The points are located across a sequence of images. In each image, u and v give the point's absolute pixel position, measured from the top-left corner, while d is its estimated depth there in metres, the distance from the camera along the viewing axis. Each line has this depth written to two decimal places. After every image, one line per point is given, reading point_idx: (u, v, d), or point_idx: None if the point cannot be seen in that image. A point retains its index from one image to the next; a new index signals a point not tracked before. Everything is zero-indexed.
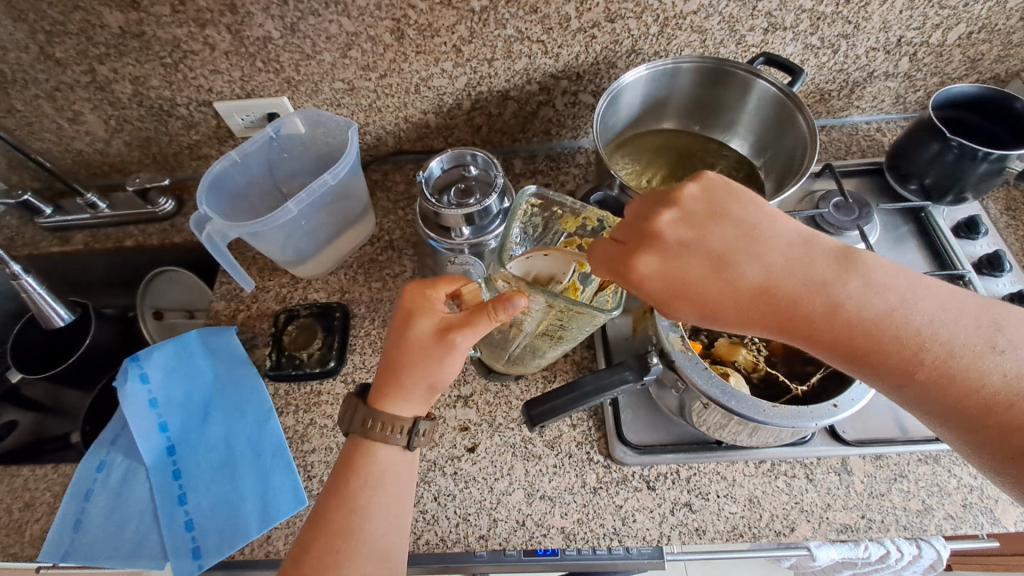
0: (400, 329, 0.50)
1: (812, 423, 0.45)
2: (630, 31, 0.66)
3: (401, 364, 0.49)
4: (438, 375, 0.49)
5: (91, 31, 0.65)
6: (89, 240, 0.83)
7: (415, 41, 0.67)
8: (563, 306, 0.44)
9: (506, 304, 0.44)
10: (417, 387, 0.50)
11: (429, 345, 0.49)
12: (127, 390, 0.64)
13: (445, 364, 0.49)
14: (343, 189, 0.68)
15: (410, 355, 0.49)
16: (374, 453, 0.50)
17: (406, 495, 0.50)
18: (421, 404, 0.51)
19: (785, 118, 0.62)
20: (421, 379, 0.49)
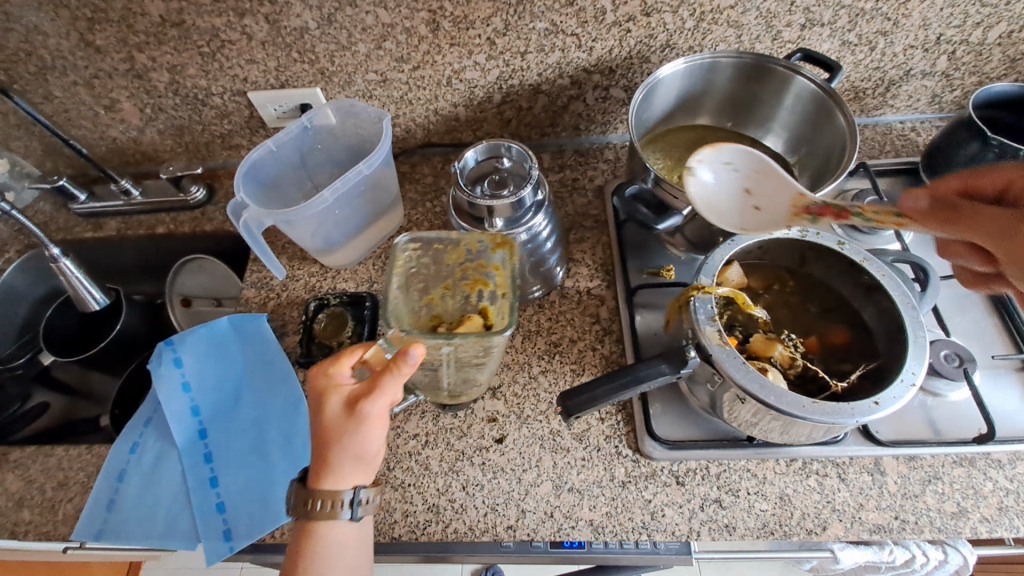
0: (314, 410, 0.50)
1: (853, 420, 0.44)
2: (665, 25, 0.66)
3: (323, 443, 0.49)
4: (362, 445, 0.48)
5: (132, 19, 0.66)
6: (121, 227, 0.85)
7: (449, 33, 0.67)
8: (458, 340, 0.46)
9: (403, 361, 0.44)
10: (348, 460, 0.49)
11: (341, 420, 0.48)
12: (162, 373, 0.65)
13: (368, 430, 0.48)
14: (374, 179, 0.68)
15: (329, 437, 0.48)
16: (322, 524, 0.49)
17: (361, 554, 0.51)
18: (356, 474, 0.50)
19: (821, 115, 0.62)
20: (348, 452, 0.48)
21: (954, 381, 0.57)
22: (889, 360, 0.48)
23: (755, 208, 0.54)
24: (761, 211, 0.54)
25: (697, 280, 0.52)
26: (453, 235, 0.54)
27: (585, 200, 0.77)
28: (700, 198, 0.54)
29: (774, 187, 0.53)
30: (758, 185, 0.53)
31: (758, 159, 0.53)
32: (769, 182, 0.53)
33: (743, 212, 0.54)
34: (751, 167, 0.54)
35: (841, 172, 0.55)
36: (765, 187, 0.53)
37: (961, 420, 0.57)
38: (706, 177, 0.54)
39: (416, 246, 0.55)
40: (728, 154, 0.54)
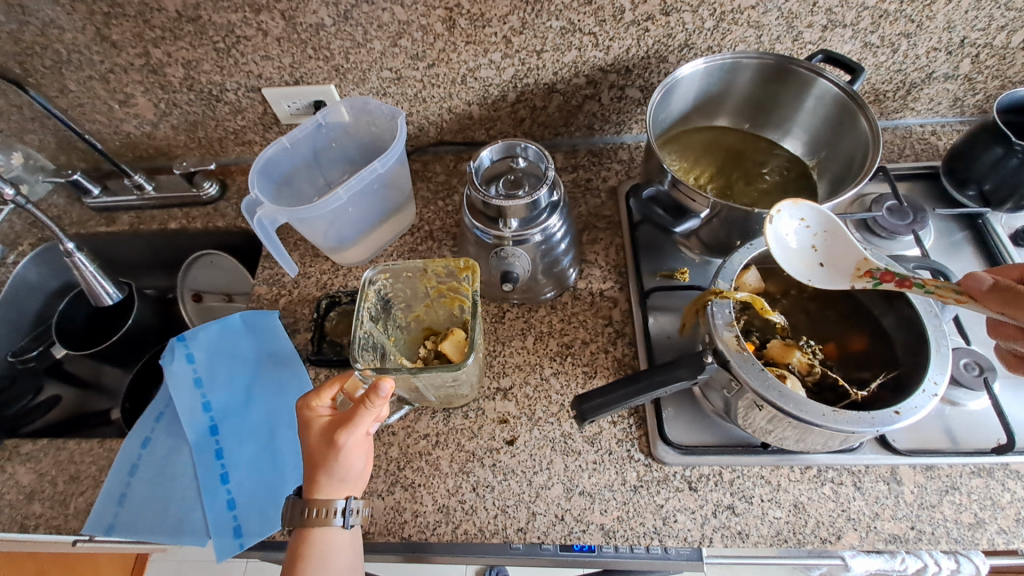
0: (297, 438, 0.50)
1: (874, 429, 0.43)
2: (684, 25, 0.65)
3: (308, 467, 0.49)
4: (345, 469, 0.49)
5: (148, 14, 0.66)
6: (134, 222, 0.85)
7: (466, 31, 0.66)
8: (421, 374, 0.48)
9: (374, 394, 0.45)
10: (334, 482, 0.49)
11: (324, 445, 0.48)
12: (174, 369, 0.65)
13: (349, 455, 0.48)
14: (387, 177, 0.68)
15: (313, 461, 0.49)
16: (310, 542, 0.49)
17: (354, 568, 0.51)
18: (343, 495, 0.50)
19: (841, 117, 0.61)
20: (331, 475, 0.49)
21: (974, 390, 0.56)
22: (910, 368, 0.47)
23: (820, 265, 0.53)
24: (826, 267, 0.53)
25: (715, 285, 0.51)
26: (416, 265, 0.51)
27: (599, 201, 0.77)
28: (777, 250, 0.52)
29: (841, 247, 0.52)
30: (828, 245, 0.53)
31: (835, 219, 0.52)
32: (839, 244, 0.52)
33: (808, 265, 0.53)
34: (824, 227, 0.53)
35: (864, 176, 0.54)
36: (834, 247, 0.53)
37: (981, 430, 0.56)
38: (781, 229, 0.52)
39: (385, 275, 0.52)
40: (803, 209, 0.53)
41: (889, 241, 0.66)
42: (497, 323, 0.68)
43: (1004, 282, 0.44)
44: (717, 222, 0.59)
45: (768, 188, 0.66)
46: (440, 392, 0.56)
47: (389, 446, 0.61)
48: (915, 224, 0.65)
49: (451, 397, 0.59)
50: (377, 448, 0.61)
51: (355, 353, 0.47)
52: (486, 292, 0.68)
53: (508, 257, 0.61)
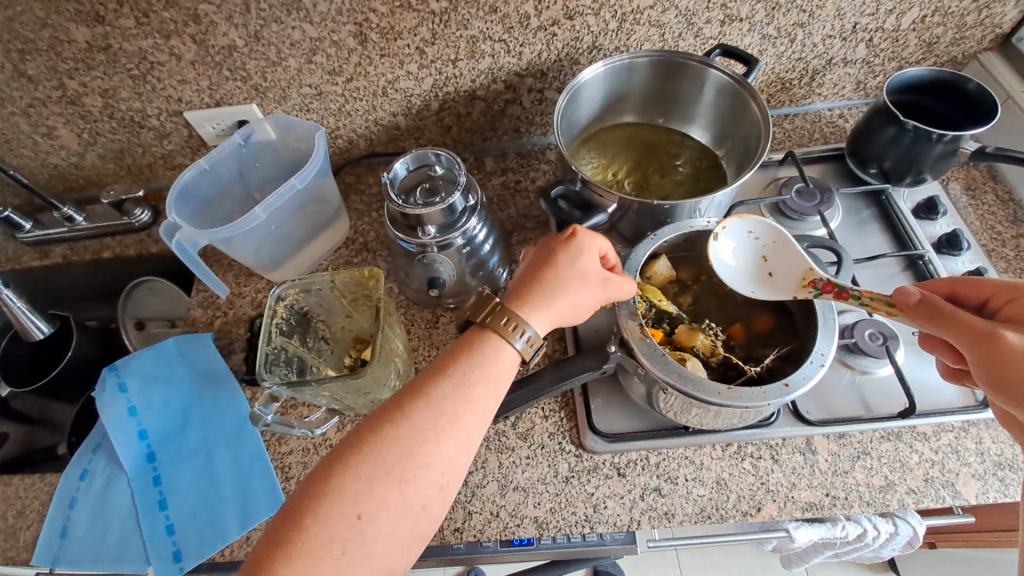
0: None
1: (766, 403, 0.45)
2: (589, 27, 0.67)
3: None
4: (553, 302, 0.47)
5: (59, 46, 0.66)
6: (68, 254, 0.84)
7: (379, 44, 0.67)
8: (328, 385, 0.48)
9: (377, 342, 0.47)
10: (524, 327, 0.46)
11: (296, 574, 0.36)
12: (106, 399, 0.65)
13: (568, 290, 0.47)
14: (312, 192, 0.69)
15: None
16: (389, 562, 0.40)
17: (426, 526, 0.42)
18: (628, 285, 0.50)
19: (738, 107, 0.64)
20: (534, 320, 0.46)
21: (879, 358, 0.59)
22: (805, 341, 0.50)
23: (769, 275, 0.55)
24: (775, 277, 0.54)
25: (620, 275, 0.53)
26: (322, 277, 0.52)
27: (528, 201, 0.78)
28: (721, 268, 0.55)
29: (788, 257, 0.54)
30: (776, 255, 0.55)
31: (781, 231, 0.54)
32: (786, 253, 0.54)
33: (756, 277, 0.55)
34: (773, 239, 0.55)
35: (756, 162, 0.57)
36: (782, 258, 0.55)
37: (888, 395, 0.59)
38: (725, 247, 0.55)
39: (295, 289, 0.53)
40: (751, 223, 0.55)
41: (800, 221, 0.69)
42: (432, 329, 0.69)
43: (932, 297, 0.43)
44: (630, 215, 0.61)
45: (681, 179, 0.68)
46: (361, 400, 0.56)
47: None
48: (822, 204, 0.69)
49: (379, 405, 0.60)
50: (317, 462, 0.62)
51: (260, 369, 0.47)
52: (419, 299, 0.69)
53: (432, 262, 0.62)
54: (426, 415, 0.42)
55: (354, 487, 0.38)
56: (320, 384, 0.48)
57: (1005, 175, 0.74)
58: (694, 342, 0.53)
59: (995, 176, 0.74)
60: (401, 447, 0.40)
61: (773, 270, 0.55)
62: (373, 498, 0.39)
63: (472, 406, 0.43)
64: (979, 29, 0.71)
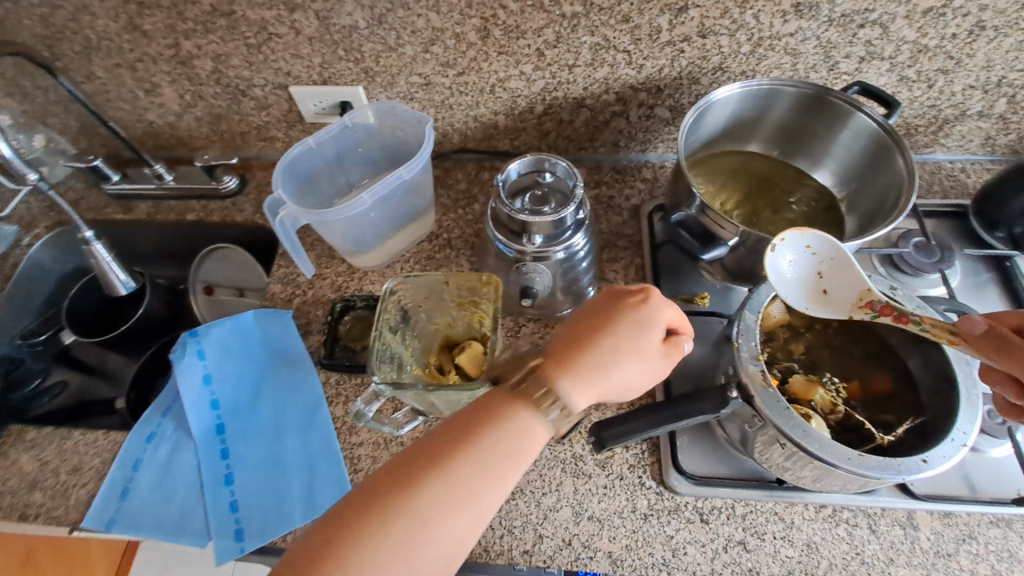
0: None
1: (899, 477, 0.42)
2: (720, 48, 0.64)
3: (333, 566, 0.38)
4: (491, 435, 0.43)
5: (183, 6, 0.66)
6: (151, 211, 0.85)
7: (499, 41, 0.66)
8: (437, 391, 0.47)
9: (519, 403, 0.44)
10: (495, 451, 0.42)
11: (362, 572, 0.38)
12: (184, 364, 0.65)
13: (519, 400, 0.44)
14: (412, 185, 0.68)
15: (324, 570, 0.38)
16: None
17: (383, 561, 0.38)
18: (618, 374, 0.45)
19: (876, 151, 0.60)
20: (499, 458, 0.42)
21: (996, 437, 0.55)
22: (939, 417, 0.46)
23: (823, 293, 0.52)
24: (829, 295, 0.52)
25: (742, 315, 0.50)
26: (437, 275, 0.51)
27: (621, 218, 0.76)
28: (777, 284, 0.51)
29: (845, 276, 0.51)
30: (833, 275, 0.52)
31: (843, 249, 0.50)
32: (844, 273, 0.51)
33: (811, 294, 0.52)
34: (832, 257, 0.51)
35: (897, 214, 0.53)
36: (839, 278, 0.52)
37: (999, 479, 0.55)
38: (782, 260, 0.52)
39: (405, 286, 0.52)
40: (811, 238, 0.51)
41: (914, 278, 0.65)
42: (512, 338, 0.67)
43: (999, 329, 0.43)
44: (742, 250, 0.58)
45: (794, 218, 0.65)
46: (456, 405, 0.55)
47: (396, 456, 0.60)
48: (942, 262, 0.64)
49: None
50: (385, 459, 0.60)
51: (373, 365, 0.46)
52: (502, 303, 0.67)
53: (529, 272, 0.60)
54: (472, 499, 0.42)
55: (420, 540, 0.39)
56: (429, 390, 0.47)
57: None
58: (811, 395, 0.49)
59: None
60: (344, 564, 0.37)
61: (827, 288, 0.52)
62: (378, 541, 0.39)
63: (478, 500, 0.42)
64: None
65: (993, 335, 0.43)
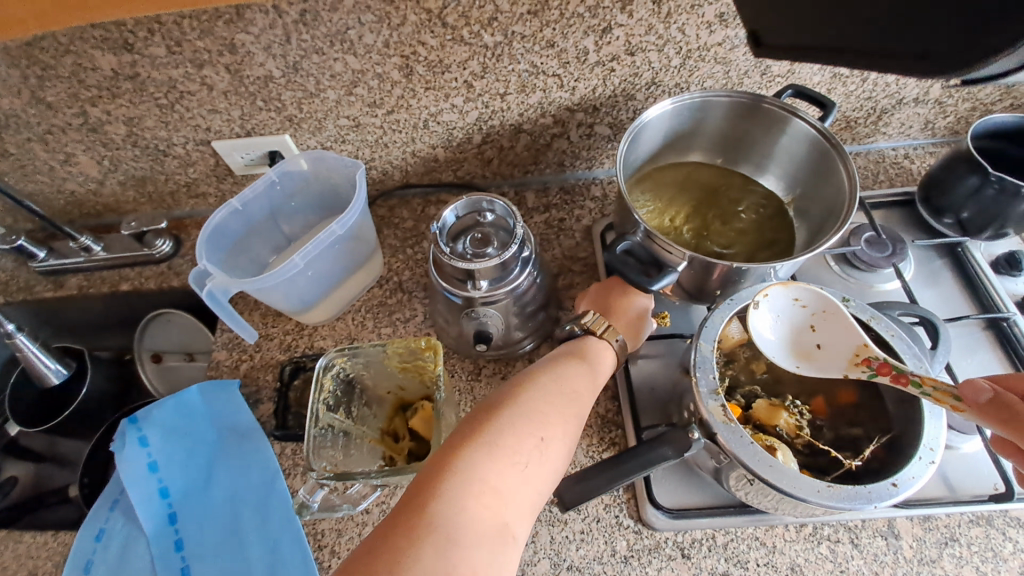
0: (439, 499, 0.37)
1: (871, 506, 0.40)
2: (651, 63, 0.63)
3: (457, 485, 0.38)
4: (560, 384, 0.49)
5: (82, 74, 0.61)
6: (83, 284, 0.80)
7: (424, 77, 0.63)
8: (386, 475, 0.44)
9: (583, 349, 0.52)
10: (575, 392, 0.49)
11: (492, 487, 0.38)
12: (126, 454, 0.61)
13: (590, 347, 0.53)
14: (350, 235, 0.65)
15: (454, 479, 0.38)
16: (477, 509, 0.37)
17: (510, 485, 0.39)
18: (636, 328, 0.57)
19: (817, 154, 0.59)
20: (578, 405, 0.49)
21: (966, 433, 0.54)
22: (905, 432, 0.45)
23: (816, 348, 0.51)
24: (822, 351, 0.50)
25: (697, 345, 0.48)
26: (374, 345, 0.48)
27: (573, 241, 0.74)
28: (765, 346, 0.50)
29: (838, 330, 0.50)
30: (827, 327, 0.50)
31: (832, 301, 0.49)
32: (836, 325, 0.50)
33: (800, 350, 0.51)
34: (824, 308, 0.50)
35: (842, 223, 0.52)
36: (832, 330, 0.50)
37: (976, 475, 0.54)
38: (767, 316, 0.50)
39: (342, 358, 0.49)
40: (798, 290, 0.50)
41: (869, 274, 0.65)
42: (473, 381, 0.65)
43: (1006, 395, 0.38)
44: (694, 271, 0.56)
45: (744, 228, 0.64)
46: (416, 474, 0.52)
47: (363, 525, 0.57)
48: (894, 256, 0.64)
49: None
50: (352, 530, 0.57)
51: (311, 458, 0.43)
52: (459, 347, 0.64)
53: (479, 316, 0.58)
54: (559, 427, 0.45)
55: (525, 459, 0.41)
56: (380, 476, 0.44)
57: None
58: (774, 422, 0.48)
59: None
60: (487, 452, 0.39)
61: (821, 342, 0.50)
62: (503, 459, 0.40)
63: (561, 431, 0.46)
64: None
65: (1001, 403, 0.38)
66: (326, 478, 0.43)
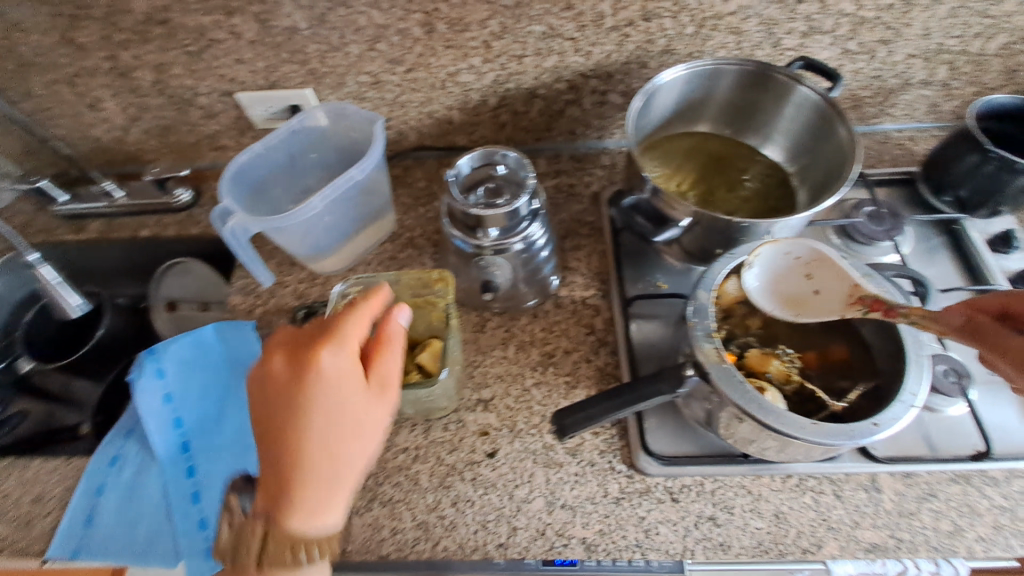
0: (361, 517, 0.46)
1: (851, 443, 0.43)
2: (665, 30, 0.64)
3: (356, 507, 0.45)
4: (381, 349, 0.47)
5: (116, 16, 0.64)
6: (104, 229, 0.83)
7: (444, 35, 0.65)
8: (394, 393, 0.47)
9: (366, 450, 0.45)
10: (382, 368, 0.47)
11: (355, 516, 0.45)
12: (141, 384, 0.63)
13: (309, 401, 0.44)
14: (366, 185, 0.67)
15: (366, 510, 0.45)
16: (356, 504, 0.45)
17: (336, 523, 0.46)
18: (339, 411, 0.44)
19: (821, 124, 0.61)
20: (391, 351, 0.47)
21: (951, 397, 0.56)
22: (889, 381, 0.47)
23: (812, 295, 0.52)
24: (818, 296, 0.52)
25: (695, 295, 0.51)
26: (389, 277, 0.52)
27: (581, 207, 0.76)
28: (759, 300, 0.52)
29: (831, 275, 0.51)
30: (821, 273, 0.51)
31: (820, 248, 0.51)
32: (829, 270, 0.51)
33: (798, 299, 0.52)
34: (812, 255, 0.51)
35: (842, 184, 0.55)
36: (826, 275, 0.51)
37: (959, 436, 0.56)
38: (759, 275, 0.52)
39: (358, 288, 0.53)
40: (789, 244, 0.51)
41: (868, 247, 0.66)
42: (478, 333, 0.67)
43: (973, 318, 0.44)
44: (697, 231, 0.58)
45: (748, 196, 0.66)
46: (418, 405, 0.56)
47: None
48: (893, 230, 0.66)
49: (428, 407, 0.59)
50: None
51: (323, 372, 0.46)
52: (467, 300, 0.67)
53: (488, 265, 0.60)
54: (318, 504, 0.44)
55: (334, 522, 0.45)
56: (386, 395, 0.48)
57: None
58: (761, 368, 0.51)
59: None
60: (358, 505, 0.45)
61: (820, 288, 0.52)
62: None
63: None
64: None
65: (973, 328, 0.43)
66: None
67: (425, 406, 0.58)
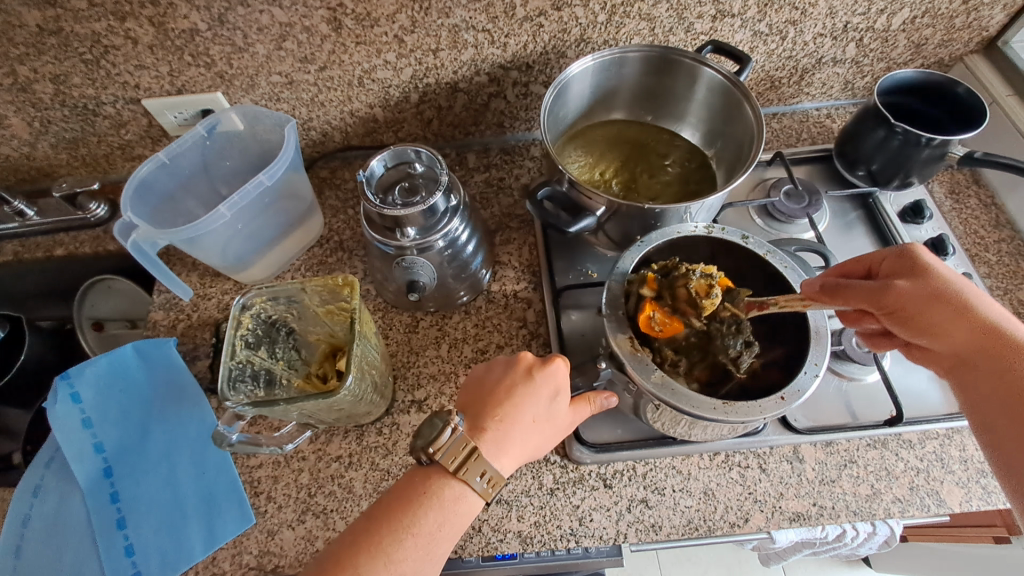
0: (387, 555, 0.42)
1: (762, 418, 0.45)
2: (578, 19, 0.64)
3: (419, 547, 0.43)
4: (516, 415, 0.47)
5: (10, 30, 0.60)
6: (19, 250, 0.77)
7: (354, 31, 0.63)
8: (304, 403, 0.46)
9: (403, 493, 0.45)
10: (513, 441, 0.47)
11: (397, 555, 0.42)
12: (58, 411, 0.60)
13: (414, 478, 0.45)
14: (283, 188, 0.65)
15: (407, 552, 0.42)
16: (412, 532, 0.43)
17: (424, 563, 0.43)
18: (399, 489, 0.45)
19: (730, 106, 0.63)
20: (525, 420, 0.48)
21: (866, 365, 0.59)
22: (799, 357, 0.49)
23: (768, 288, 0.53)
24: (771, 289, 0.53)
25: (608, 286, 0.52)
26: (292, 284, 0.50)
27: (511, 199, 0.76)
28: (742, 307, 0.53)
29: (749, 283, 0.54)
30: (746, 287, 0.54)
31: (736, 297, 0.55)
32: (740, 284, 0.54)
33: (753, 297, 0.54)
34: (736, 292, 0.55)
35: (749, 162, 0.56)
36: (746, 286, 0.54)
37: (876, 402, 0.58)
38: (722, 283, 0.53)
39: (265, 296, 0.51)
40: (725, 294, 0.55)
41: (787, 224, 0.68)
42: (411, 334, 0.66)
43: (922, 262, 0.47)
44: (617, 220, 0.59)
45: (669, 180, 0.67)
46: (347, 414, 0.55)
47: (299, 472, 0.59)
48: (810, 207, 0.68)
49: (355, 416, 0.57)
50: (287, 476, 0.59)
51: (223, 391, 0.45)
52: (397, 302, 0.65)
53: (411, 265, 0.58)
54: (391, 549, 0.42)
55: (396, 552, 0.42)
56: (300, 407, 0.46)
57: (987, 179, 0.74)
58: (683, 284, 0.50)
59: (977, 180, 0.74)
60: (383, 551, 0.42)
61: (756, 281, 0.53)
62: (437, 555, 0.44)
63: (429, 541, 0.43)
64: (967, 31, 0.71)
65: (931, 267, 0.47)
66: (243, 407, 0.45)
67: (353, 414, 0.56)
